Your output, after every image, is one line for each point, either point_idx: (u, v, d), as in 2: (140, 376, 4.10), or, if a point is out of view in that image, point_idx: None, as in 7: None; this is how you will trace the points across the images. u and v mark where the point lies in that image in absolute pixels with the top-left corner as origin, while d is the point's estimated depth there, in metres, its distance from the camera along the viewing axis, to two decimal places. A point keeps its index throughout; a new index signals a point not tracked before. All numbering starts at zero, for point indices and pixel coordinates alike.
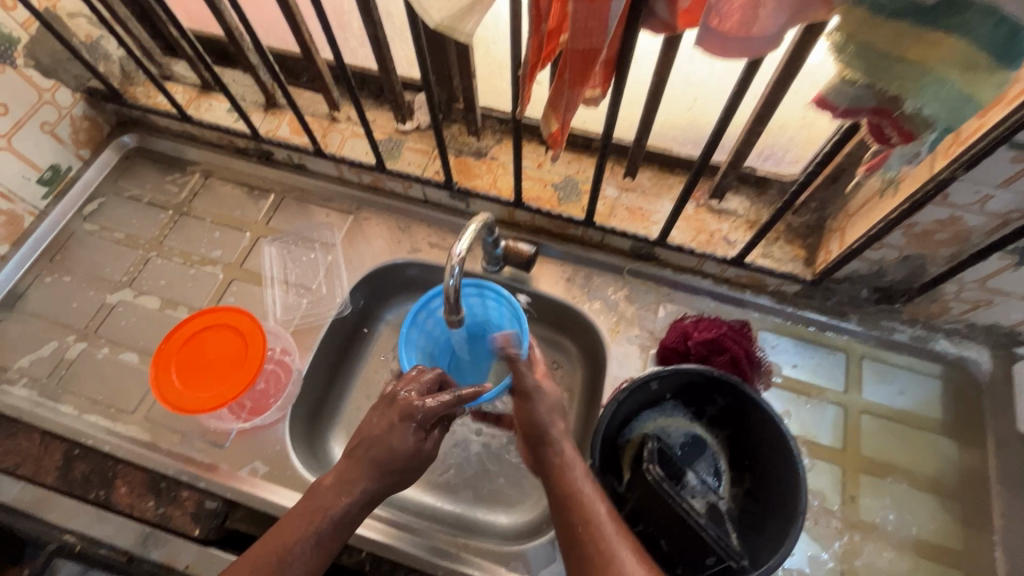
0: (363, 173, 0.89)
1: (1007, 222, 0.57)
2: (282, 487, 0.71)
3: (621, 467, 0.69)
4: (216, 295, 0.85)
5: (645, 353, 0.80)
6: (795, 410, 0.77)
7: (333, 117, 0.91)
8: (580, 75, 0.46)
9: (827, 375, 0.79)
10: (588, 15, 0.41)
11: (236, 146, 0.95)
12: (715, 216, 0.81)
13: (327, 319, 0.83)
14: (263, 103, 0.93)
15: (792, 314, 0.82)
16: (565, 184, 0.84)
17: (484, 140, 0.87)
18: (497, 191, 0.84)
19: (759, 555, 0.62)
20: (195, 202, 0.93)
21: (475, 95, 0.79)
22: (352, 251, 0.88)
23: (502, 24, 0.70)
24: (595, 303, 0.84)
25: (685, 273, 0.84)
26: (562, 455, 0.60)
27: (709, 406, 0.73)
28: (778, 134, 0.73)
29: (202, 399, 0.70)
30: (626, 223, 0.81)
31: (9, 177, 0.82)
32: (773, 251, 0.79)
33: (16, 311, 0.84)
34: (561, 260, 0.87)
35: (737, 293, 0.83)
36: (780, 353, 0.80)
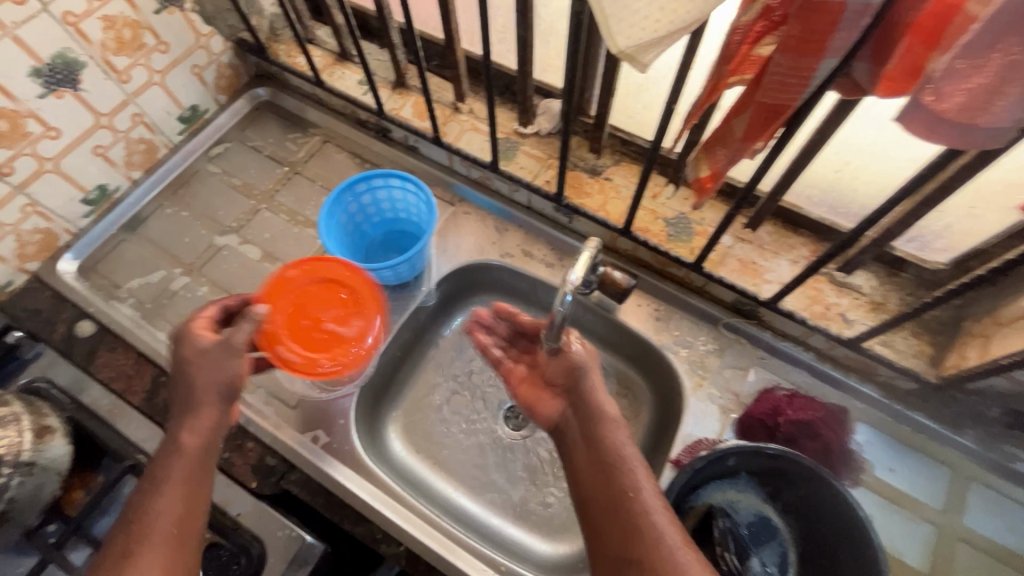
0: (473, 168, 0.89)
1: None
2: (337, 462, 0.73)
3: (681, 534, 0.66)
4: (312, 258, 0.88)
5: (726, 417, 0.75)
6: (882, 517, 0.70)
7: (456, 107, 0.91)
8: (759, 128, 0.43)
9: (926, 488, 0.71)
10: (789, 70, 0.38)
11: (358, 118, 0.97)
12: (836, 289, 0.75)
13: (410, 306, 0.84)
14: (393, 81, 0.94)
15: (900, 413, 0.74)
16: (677, 221, 0.80)
17: (602, 159, 0.84)
18: (605, 214, 0.81)
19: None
20: (310, 163, 0.96)
21: (608, 114, 0.76)
22: (447, 242, 0.88)
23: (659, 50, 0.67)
24: (681, 350, 0.79)
25: (786, 341, 0.78)
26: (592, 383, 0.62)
27: (787, 491, 0.68)
28: (934, 217, 0.65)
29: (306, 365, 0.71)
30: (735, 275, 0.77)
31: (155, 110, 0.88)
32: (894, 342, 0.73)
33: (135, 234, 0.90)
34: (655, 298, 0.83)
35: (840, 375, 0.76)
36: (875, 451, 0.73)
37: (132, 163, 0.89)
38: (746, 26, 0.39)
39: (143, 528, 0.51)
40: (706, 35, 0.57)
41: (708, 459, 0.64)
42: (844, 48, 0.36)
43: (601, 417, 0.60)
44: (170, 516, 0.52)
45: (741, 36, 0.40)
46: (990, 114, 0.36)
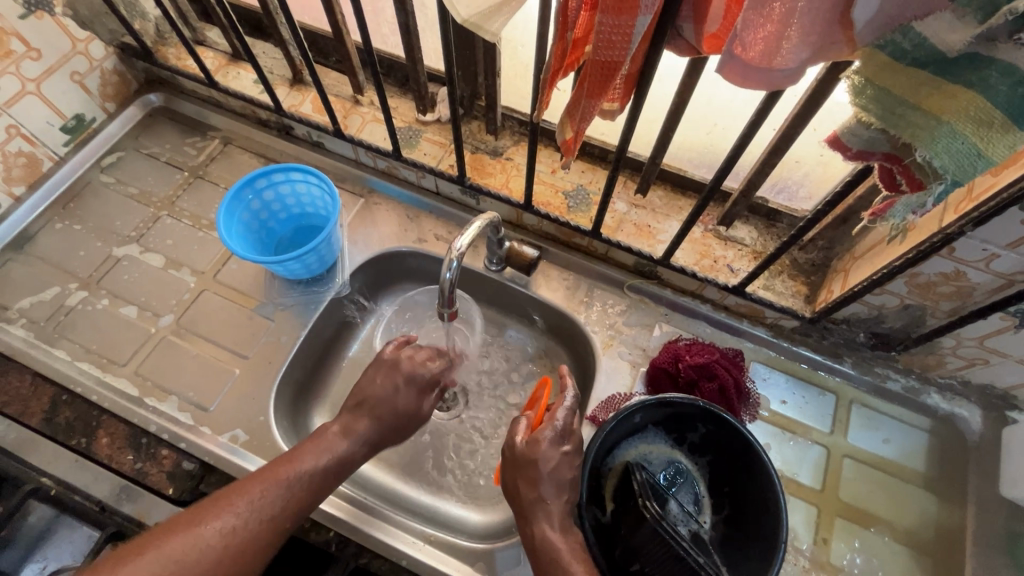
0: (378, 158, 0.90)
1: (1011, 284, 0.56)
2: (257, 459, 0.72)
3: (605, 496, 0.71)
4: (220, 261, 0.86)
5: (635, 370, 0.80)
6: (778, 444, 0.77)
7: (356, 100, 0.91)
8: (599, 86, 0.47)
9: (814, 414, 0.79)
10: (613, 28, 0.42)
11: (258, 117, 0.96)
12: (722, 243, 0.81)
13: (324, 298, 0.84)
14: (289, 78, 0.93)
15: (786, 349, 0.81)
16: (576, 193, 0.84)
17: (501, 140, 0.88)
18: (508, 192, 0.84)
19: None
20: (211, 166, 0.94)
21: (498, 93, 0.79)
22: (359, 234, 0.89)
23: (528, 27, 0.71)
24: (592, 314, 0.84)
25: (685, 296, 0.84)
26: (536, 449, 0.65)
27: (690, 433, 0.73)
28: (793, 168, 0.72)
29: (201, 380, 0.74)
30: (632, 238, 0.82)
31: (34, 121, 0.84)
32: (775, 284, 0.79)
33: (22, 253, 0.85)
34: (565, 268, 0.87)
35: (734, 322, 0.83)
36: (768, 387, 0.80)
37: (12, 178, 0.84)
38: None
39: (278, 468, 0.59)
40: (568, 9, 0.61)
41: (613, 421, 0.68)
42: (653, 4, 0.40)
43: (532, 473, 0.64)
44: (239, 522, 0.55)
45: (575, 2, 0.44)
46: (782, 57, 0.41)
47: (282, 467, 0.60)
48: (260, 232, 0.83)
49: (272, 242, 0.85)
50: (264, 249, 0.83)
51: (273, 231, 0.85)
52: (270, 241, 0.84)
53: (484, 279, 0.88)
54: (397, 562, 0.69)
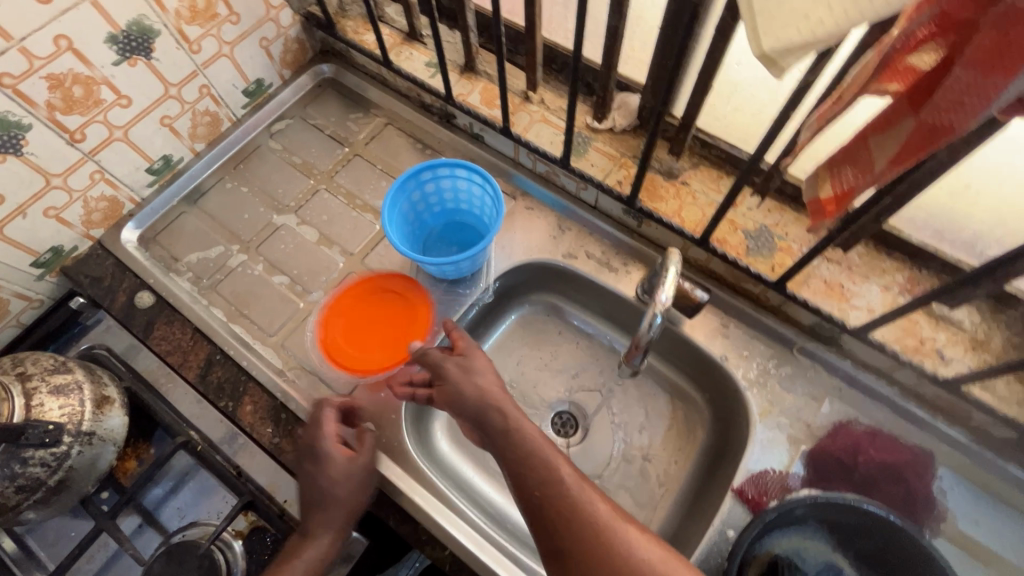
0: (539, 161, 0.85)
1: None
2: (386, 457, 0.71)
3: None
4: (368, 244, 0.85)
5: (795, 448, 0.70)
6: (962, 572, 0.64)
7: (526, 97, 0.86)
8: (913, 150, 0.39)
9: (1016, 547, 0.65)
10: (965, 89, 0.33)
11: (422, 101, 0.94)
12: (932, 322, 0.69)
13: (464, 299, 0.81)
14: (461, 65, 0.90)
15: (990, 461, 0.67)
16: (758, 234, 0.74)
17: (680, 161, 0.79)
18: (680, 222, 0.75)
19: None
20: (370, 145, 0.94)
21: (695, 112, 0.71)
22: (508, 238, 0.85)
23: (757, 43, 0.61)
24: (752, 371, 0.75)
25: (870, 373, 0.72)
26: (514, 420, 0.61)
27: (860, 539, 0.62)
28: None
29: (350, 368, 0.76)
30: (818, 297, 0.71)
31: (222, 82, 0.86)
32: (993, 385, 0.66)
33: (195, 207, 0.90)
34: (725, 314, 0.78)
35: (926, 415, 0.70)
36: (960, 501, 0.67)
37: (196, 134, 0.88)
38: (902, 43, 0.35)
39: None
40: (847, 36, 0.51)
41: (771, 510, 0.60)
42: None
43: (527, 449, 0.58)
44: None
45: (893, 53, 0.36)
46: None
47: None
48: (412, 223, 0.80)
49: (421, 234, 0.82)
50: (415, 241, 0.81)
51: (426, 224, 0.82)
52: (423, 233, 0.83)
53: (633, 310, 0.82)
54: None
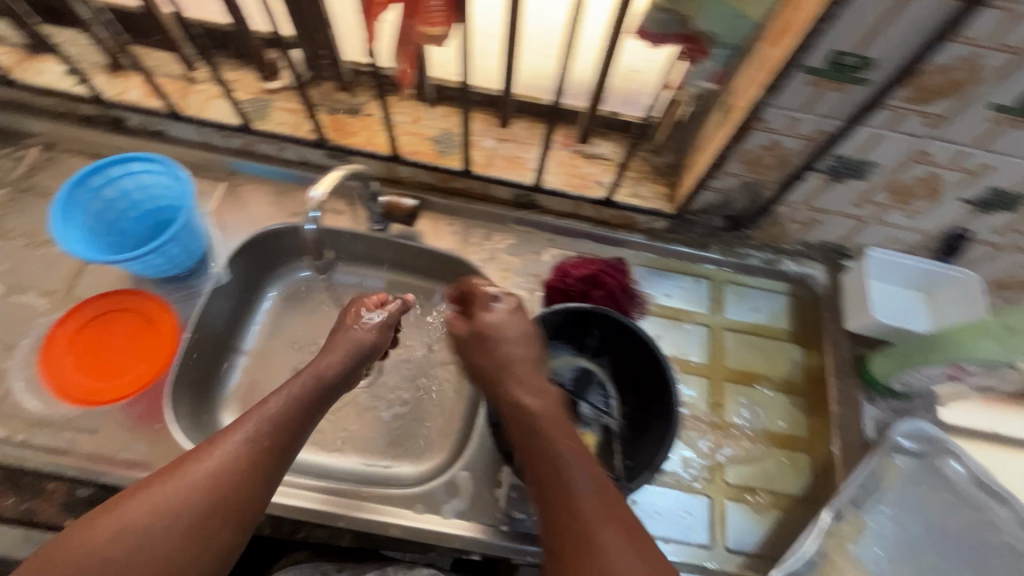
0: (230, 136, 0.85)
1: (816, 143, 0.65)
2: (163, 466, 0.68)
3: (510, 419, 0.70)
4: (70, 276, 0.78)
5: (532, 296, 0.84)
6: (668, 333, 0.84)
7: (190, 78, 0.85)
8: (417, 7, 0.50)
9: (695, 300, 0.87)
10: None
11: (81, 114, 0.86)
12: (589, 161, 0.85)
13: (200, 291, 0.79)
14: (107, 65, 0.85)
15: (662, 248, 0.88)
16: (443, 137, 0.85)
17: (358, 97, 0.85)
18: (374, 147, 0.83)
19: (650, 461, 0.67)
20: (36, 177, 0.84)
21: (339, 46, 0.77)
22: (228, 219, 0.84)
23: None
24: (483, 252, 0.86)
25: (566, 219, 0.89)
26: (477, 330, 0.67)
27: (588, 339, 0.78)
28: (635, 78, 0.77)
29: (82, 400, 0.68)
30: (504, 171, 0.84)
31: None
32: (640, 190, 0.85)
33: None
34: (448, 215, 0.88)
35: (613, 234, 0.88)
36: (654, 285, 0.87)
37: None
38: None
39: (166, 474, 0.52)
40: None
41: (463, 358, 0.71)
42: None
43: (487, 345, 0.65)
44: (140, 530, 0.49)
45: None
46: None
47: (166, 479, 0.52)
48: (108, 225, 0.75)
49: (130, 235, 0.77)
50: (117, 243, 0.76)
51: (135, 221, 0.77)
52: (130, 233, 0.78)
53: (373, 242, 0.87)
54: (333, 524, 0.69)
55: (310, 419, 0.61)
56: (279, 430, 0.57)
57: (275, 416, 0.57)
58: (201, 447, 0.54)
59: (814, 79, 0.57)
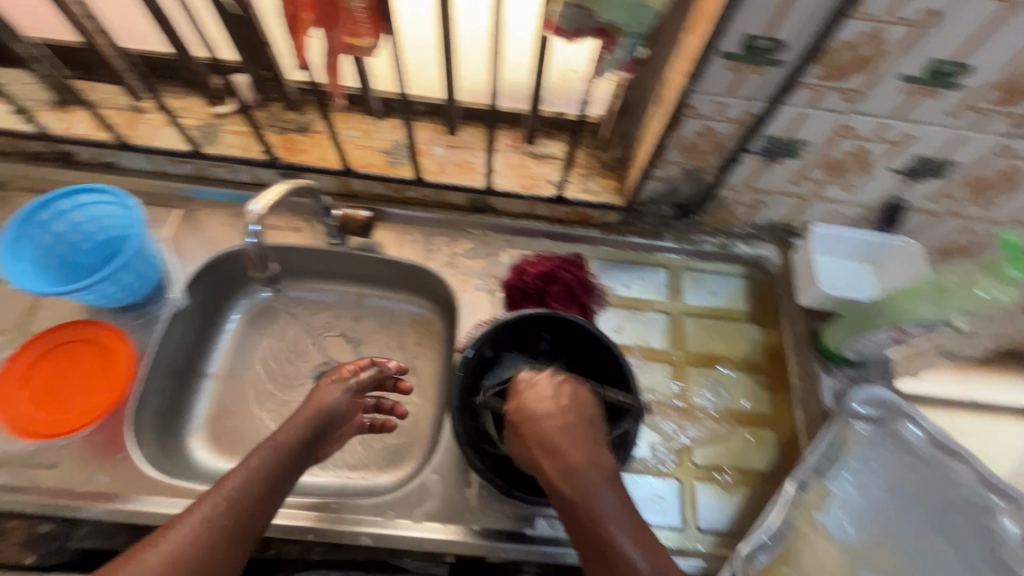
0: (181, 162, 0.85)
1: (746, 126, 0.68)
2: (127, 495, 0.67)
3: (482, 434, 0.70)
4: (24, 313, 0.77)
5: (493, 297, 0.85)
6: (629, 323, 0.86)
7: (137, 108, 0.85)
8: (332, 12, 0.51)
9: (653, 289, 0.89)
10: None
11: (29, 151, 0.86)
12: (538, 161, 0.87)
13: (158, 315, 0.78)
14: (52, 101, 0.85)
15: (618, 241, 0.90)
16: (394, 148, 0.86)
17: (307, 115, 0.87)
18: (326, 163, 0.84)
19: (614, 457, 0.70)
20: None
21: (282, 66, 0.78)
22: (184, 244, 0.84)
23: None
24: (442, 257, 0.88)
25: (522, 219, 0.90)
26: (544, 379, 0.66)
27: (539, 343, 0.79)
28: (572, 77, 0.80)
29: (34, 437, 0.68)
30: (456, 177, 0.86)
31: None
32: (590, 185, 0.87)
33: None
34: (405, 223, 0.89)
35: (569, 230, 0.90)
36: (612, 276, 0.89)
37: None
38: None
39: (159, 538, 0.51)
40: None
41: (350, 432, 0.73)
42: None
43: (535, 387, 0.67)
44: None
45: None
46: None
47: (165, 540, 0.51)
48: (57, 255, 0.74)
49: (80, 265, 0.77)
50: (67, 273, 0.76)
51: (85, 252, 0.77)
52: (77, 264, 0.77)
53: (332, 257, 0.88)
54: (302, 538, 0.69)
55: (277, 493, 0.58)
56: (242, 517, 0.54)
57: (234, 505, 0.54)
58: (216, 492, 0.55)
59: (733, 63, 0.59)
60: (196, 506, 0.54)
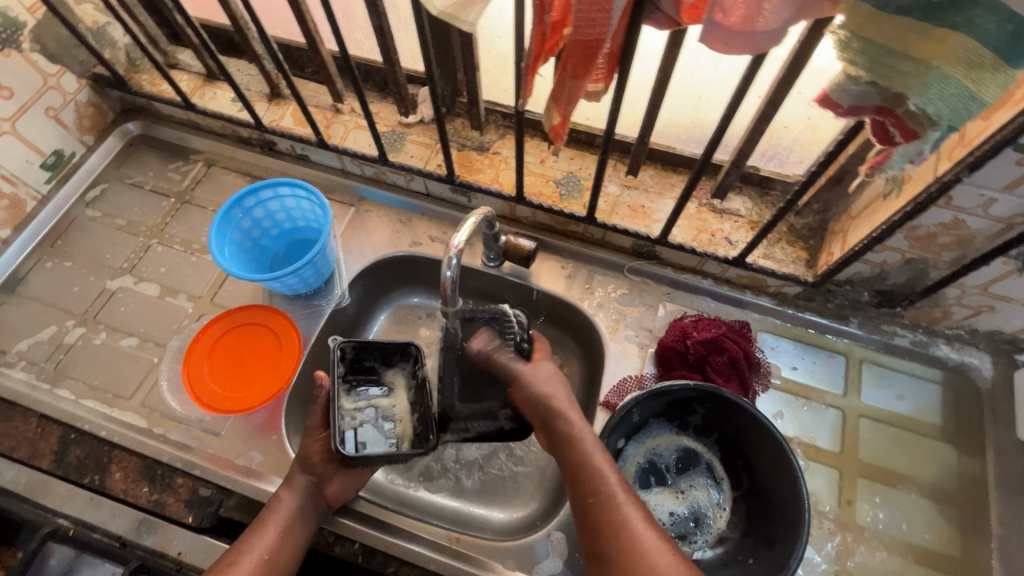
0: (365, 165, 0.89)
1: (1011, 227, 0.57)
2: (275, 478, 0.71)
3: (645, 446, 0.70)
4: (214, 285, 0.85)
5: (644, 352, 0.80)
6: (792, 411, 0.77)
7: (336, 109, 0.91)
8: (583, 67, 0.46)
9: (826, 378, 0.78)
10: (591, 6, 0.41)
11: (240, 136, 0.95)
12: (718, 216, 0.81)
13: (323, 307, 0.83)
14: (267, 93, 0.92)
15: (792, 316, 0.81)
16: (567, 181, 0.84)
17: (487, 135, 0.87)
18: (499, 186, 0.84)
19: (765, 571, 0.61)
20: (197, 190, 0.93)
21: (478, 88, 0.79)
22: (354, 242, 0.88)
23: (503, 16, 0.70)
24: (596, 300, 0.84)
25: (686, 273, 0.84)
26: (574, 428, 0.61)
27: (691, 416, 0.72)
28: (783, 134, 0.72)
29: (216, 409, 0.73)
30: (627, 220, 0.81)
31: (13, 161, 0.82)
32: (774, 253, 0.78)
33: (15, 295, 0.84)
34: (562, 257, 0.87)
35: (737, 294, 0.83)
36: (779, 355, 0.80)
37: None
38: None
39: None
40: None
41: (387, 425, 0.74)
42: None
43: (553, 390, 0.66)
44: None
45: None
46: (764, 18, 0.40)
47: None
48: (249, 241, 0.80)
49: (264, 252, 0.83)
50: (258, 259, 0.82)
51: (270, 242, 0.83)
52: (263, 251, 0.82)
53: (485, 278, 0.87)
54: (424, 565, 0.69)
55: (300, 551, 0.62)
56: (279, 565, 0.59)
57: (272, 555, 0.60)
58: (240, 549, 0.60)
59: None
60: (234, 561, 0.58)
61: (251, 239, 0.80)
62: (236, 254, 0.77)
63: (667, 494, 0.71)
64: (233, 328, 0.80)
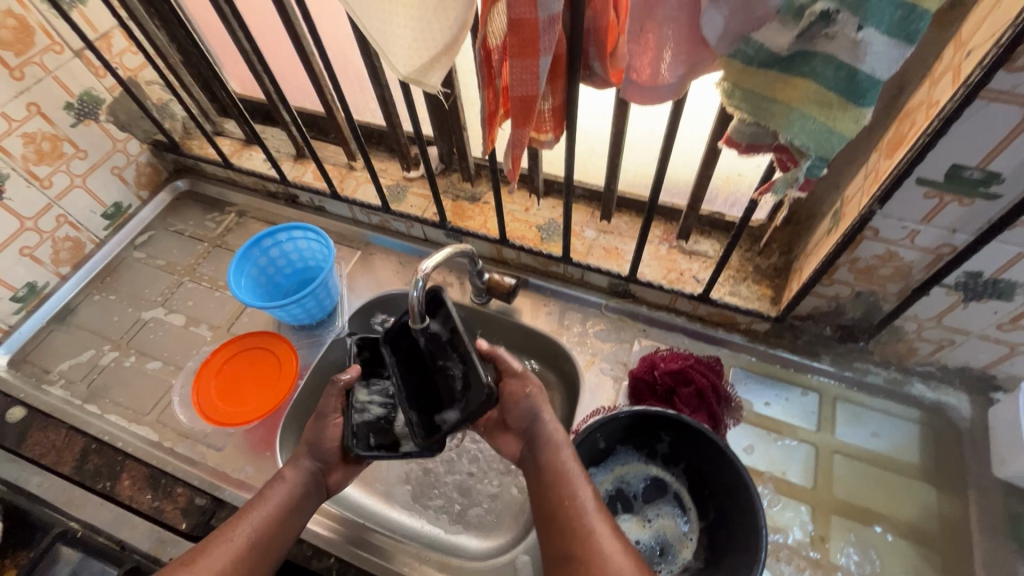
0: (371, 214, 1.01)
1: (940, 257, 0.60)
2: None
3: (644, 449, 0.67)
4: (232, 317, 0.95)
5: (618, 384, 0.84)
6: (764, 446, 0.77)
7: (350, 166, 1.04)
8: (523, 118, 0.55)
9: (798, 414, 0.79)
10: (523, 69, 0.50)
11: (268, 191, 1.09)
12: (687, 257, 0.86)
13: (325, 337, 0.92)
14: (294, 154, 1.07)
15: (764, 352, 0.84)
16: (548, 226, 0.92)
17: (478, 187, 0.98)
18: (486, 230, 0.93)
19: None
20: (227, 236, 1.06)
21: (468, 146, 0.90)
22: (357, 281, 0.98)
23: None
24: (574, 335, 0.89)
25: (660, 311, 0.89)
26: (554, 438, 0.62)
27: (657, 445, 0.74)
28: (737, 181, 0.79)
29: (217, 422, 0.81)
30: (601, 260, 0.88)
31: (79, 210, 0.97)
32: (740, 290, 0.83)
33: (66, 323, 0.97)
34: (544, 295, 0.93)
35: (710, 331, 0.86)
36: (751, 390, 0.82)
37: (59, 259, 0.97)
38: (496, 46, 0.52)
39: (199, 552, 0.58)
40: None
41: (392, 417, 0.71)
42: (551, 47, 0.48)
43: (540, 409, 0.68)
44: None
45: (496, 55, 0.53)
46: (662, 72, 0.46)
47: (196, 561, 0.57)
48: (264, 276, 0.91)
49: (277, 285, 0.93)
50: (269, 292, 0.92)
51: (284, 276, 0.93)
52: (277, 284, 0.93)
53: (473, 314, 0.94)
54: None
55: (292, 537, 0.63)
56: (272, 550, 0.61)
57: (267, 534, 0.61)
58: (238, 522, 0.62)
59: (933, 191, 0.54)
60: (232, 537, 0.60)
61: (266, 275, 0.91)
62: (251, 287, 0.88)
63: (633, 522, 0.73)
64: (239, 352, 0.89)
